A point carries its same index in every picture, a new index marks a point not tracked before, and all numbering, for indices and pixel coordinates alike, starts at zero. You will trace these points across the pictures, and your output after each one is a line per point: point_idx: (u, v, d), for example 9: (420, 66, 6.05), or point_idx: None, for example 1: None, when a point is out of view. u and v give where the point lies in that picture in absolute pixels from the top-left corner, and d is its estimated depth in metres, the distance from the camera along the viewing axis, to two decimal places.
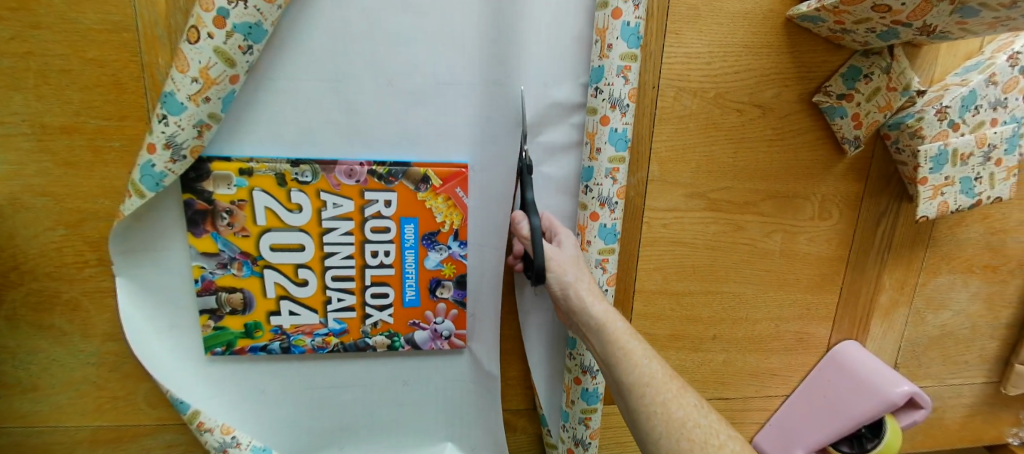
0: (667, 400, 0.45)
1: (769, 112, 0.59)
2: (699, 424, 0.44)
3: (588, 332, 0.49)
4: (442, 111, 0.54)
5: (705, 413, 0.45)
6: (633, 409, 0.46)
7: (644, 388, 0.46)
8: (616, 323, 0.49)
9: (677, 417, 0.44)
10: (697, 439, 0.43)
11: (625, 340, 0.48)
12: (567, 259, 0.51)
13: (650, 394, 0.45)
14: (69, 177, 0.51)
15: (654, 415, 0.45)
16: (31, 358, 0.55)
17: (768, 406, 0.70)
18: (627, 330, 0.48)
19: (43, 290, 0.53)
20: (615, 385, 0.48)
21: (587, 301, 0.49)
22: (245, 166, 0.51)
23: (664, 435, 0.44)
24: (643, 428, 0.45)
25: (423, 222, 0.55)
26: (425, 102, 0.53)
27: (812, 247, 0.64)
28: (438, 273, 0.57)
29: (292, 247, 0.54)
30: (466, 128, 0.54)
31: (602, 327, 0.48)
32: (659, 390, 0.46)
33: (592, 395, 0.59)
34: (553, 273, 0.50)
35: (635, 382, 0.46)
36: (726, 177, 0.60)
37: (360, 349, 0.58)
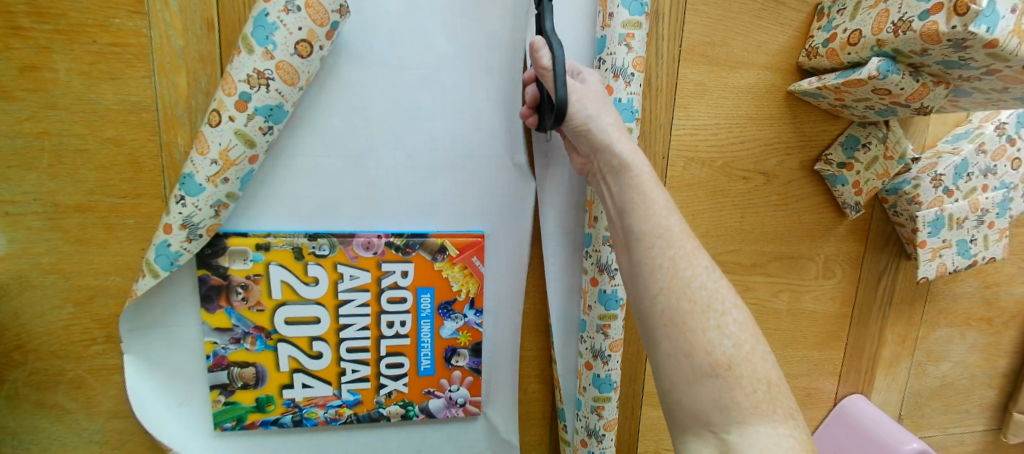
0: (677, 257, 0.40)
1: (774, 179, 0.61)
2: (706, 282, 0.39)
3: (608, 175, 0.45)
4: (456, 184, 0.55)
5: (714, 277, 0.40)
6: (637, 262, 0.41)
7: (656, 240, 0.41)
8: (640, 168, 0.44)
9: (684, 276, 0.39)
10: (700, 302, 0.39)
11: (647, 187, 0.43)
12: (591, 97, 0.47)
13: (661, 248, 0.40)
14: (80, 254, 0.50)
15: (658, 268, 0.40)
16: (31, 438, 0.53)
17: None
18: (652, 177, 0.43)
19: (47, 369, 0.52)
20: (623, 236, 0.42)
21: (613, 139, 0.45)
22: (263, 241, 0.51)
23: (664, 292, 0.39)
24: (642, 281, 0.40)
25: (440, 291, 0.56)
26: (443, 176, 0.54)
27: (817, 305, 0.66)
28: (453, 342, 0.57)
29: (307, 319, 0.54)
30: (481, 200, 0.55)
31: (626, 168, 0.44)
32: (670, 243, 0.40)
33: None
34: (574, 107, 0.45)
35: (647, 232, 0.41)
36: (733, 240, 0.62)
37: (373, 419, 0.58)
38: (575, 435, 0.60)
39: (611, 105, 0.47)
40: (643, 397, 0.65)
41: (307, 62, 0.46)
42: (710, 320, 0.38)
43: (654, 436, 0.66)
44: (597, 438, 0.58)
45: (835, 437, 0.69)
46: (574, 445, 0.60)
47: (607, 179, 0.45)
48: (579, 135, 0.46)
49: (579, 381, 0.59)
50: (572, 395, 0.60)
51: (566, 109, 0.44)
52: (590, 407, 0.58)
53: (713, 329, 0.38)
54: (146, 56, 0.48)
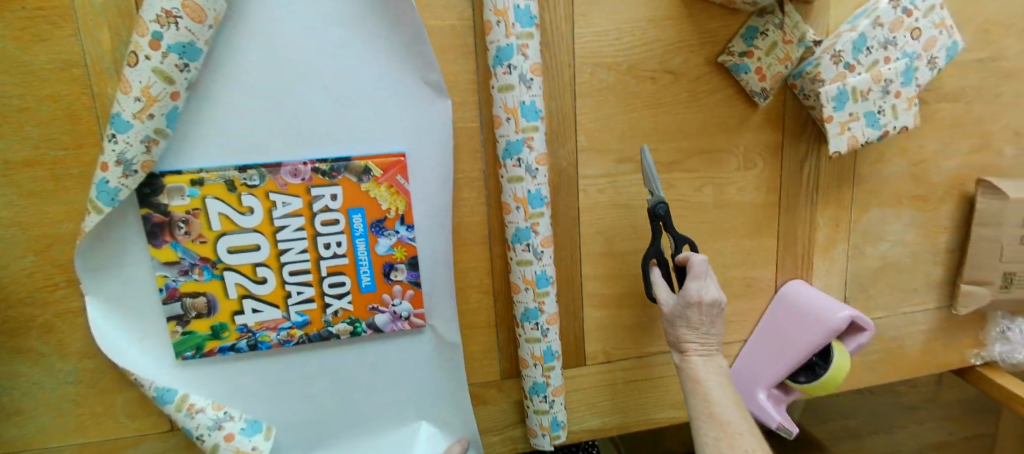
0: (717, 415, 0.60)
1: (681, 78, 0.63)
2: (732, 412, 0.60)
3: (684, 368, 0.64)
4: (370, 109, 0.58)
5: (737, 413, 0.60)
6: (689, 388, 0.63)
7: (705, 401, 0.61)
8: (710, 374, 0.63)
9: (719, 417, 0.60)
10: (722, 422, 0.60)
11: (706, 376, 0.63)
12: (701, 310, 0.61)
13: (705, 405, 0.61)
14: (34, 205, 0.55)
15: (705, 407, 0.61)
16: (12, 383, 0.58)
17: (729, 352, 0.75)
18: (708, 366, 0.63)
19: (18, 316, 0.57)
20: (687, 389, 0.63)
21: (694, 353, 0.63)
22: (196, 177, 0.55)
23: (705, 415, 0.61)
24: (697, 422, 0.61)
25: (369, 210, 0.59)
26: (358, 102, 0.58)
27: (742, 196, 0.69)
28: (390, 257, 0.61)
29: (248, 247, 0.58)
30: (396, 122, 0.59)
31: (689, 364, 0.63)
32: (715, 413, 0.60)
33: (552, 355, 0.64)
34: (669, 318, 0.63)
35: (699, 410, 0.62)
36: (650, 139, 0.65)
37: (324, 338, 0.62)
38: (526, 338, 0.63)
39: (719, 321, 0.63)
40: (582, 300, 0.69)
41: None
42: (727, 423, 0.60)
43: (600, 336, 0.70)
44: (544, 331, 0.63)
45: (778, 317, 0.72)
46: (527, 347, 0.64)
47: (690, 364, 0.63)
48: (676, 329, 0.64)
49: (522, 284, 0.62)
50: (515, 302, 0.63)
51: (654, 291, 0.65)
52: (532, 307, 0.62)
53: (738, 434, 0.59)
54: (70, 17, 0.53)
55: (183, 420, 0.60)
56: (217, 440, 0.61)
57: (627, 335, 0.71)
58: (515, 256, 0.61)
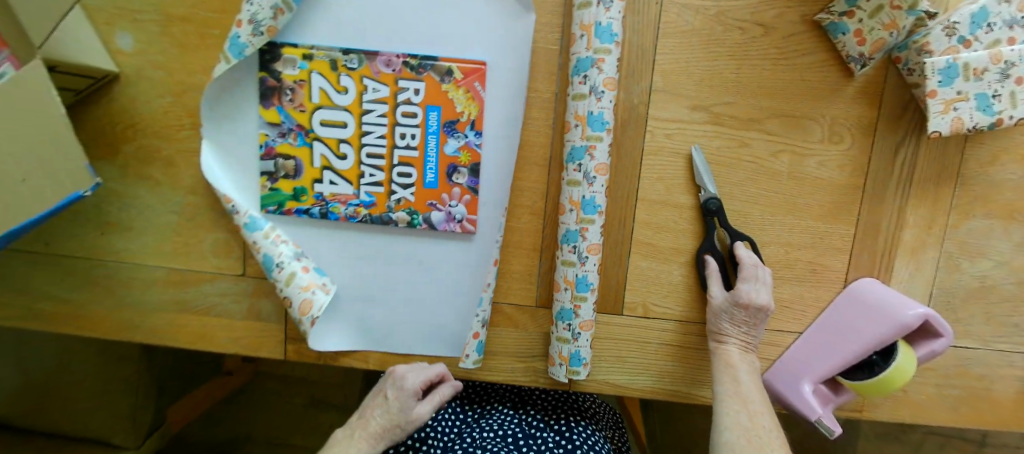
0: (741, 394, 0.61)
1: (772, 32, 0.62)
2: (757, 396, 0.61)
3: (716, 349, 0.65)
4: (462, 15, 0.63)
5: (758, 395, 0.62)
6: (717, 367, 0.64)
7: (731, 380, 0.62)
8: (741, 359, 0.64)
9: (741, 395, 0.61)
10: (743, 400, 0.61)
11: (737, 358, 0.64)
12: (751, 311, 0.63)
13: (730, 383, 0.62)
14: (180, 56, 0.66)
15: (730, 384, 0.62)
16: (133, 202, 0.70)
17: (778, 342, 0.69)
18: (740, 352, 0.64)
19: (150, 146, 0.69)
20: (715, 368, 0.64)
21: (733, 337, 0.64)
22: (308, 52, 0.64)
23: (729, 392, 0.61)
24: (720, 398, 0.62)
25: (445, 111, 0.64)
26: (453, 7, 0.63)
27: (822, 172, 0.65)
28: (455, 160, 0.66)
29: (337, 123, 0.66)
30: (483, 32, 0.63)
31: (723, 346, 0.64)
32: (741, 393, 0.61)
33: (585, 284, 0.64)
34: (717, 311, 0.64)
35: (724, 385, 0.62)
36: (728, 91, 0.64)
37: (384, 222, 0.68)
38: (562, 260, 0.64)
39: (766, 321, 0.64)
40: (629, 244, 0.68)
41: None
42: (748, 401, 0.60)
43: (641, 287, 0.69)
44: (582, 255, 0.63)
45: (846, 309, 0.66)
46: (562, 270, 0.64)
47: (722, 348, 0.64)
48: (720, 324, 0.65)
49: (568, 204, 0.63)
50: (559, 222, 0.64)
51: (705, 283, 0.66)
52: (574, 232, 0.63)
53: (755, 414, 0.59)
54: None
55: (267, 246, 0.68)
56: (295, 269, 0.68)
57: (670, 293, 0.69)
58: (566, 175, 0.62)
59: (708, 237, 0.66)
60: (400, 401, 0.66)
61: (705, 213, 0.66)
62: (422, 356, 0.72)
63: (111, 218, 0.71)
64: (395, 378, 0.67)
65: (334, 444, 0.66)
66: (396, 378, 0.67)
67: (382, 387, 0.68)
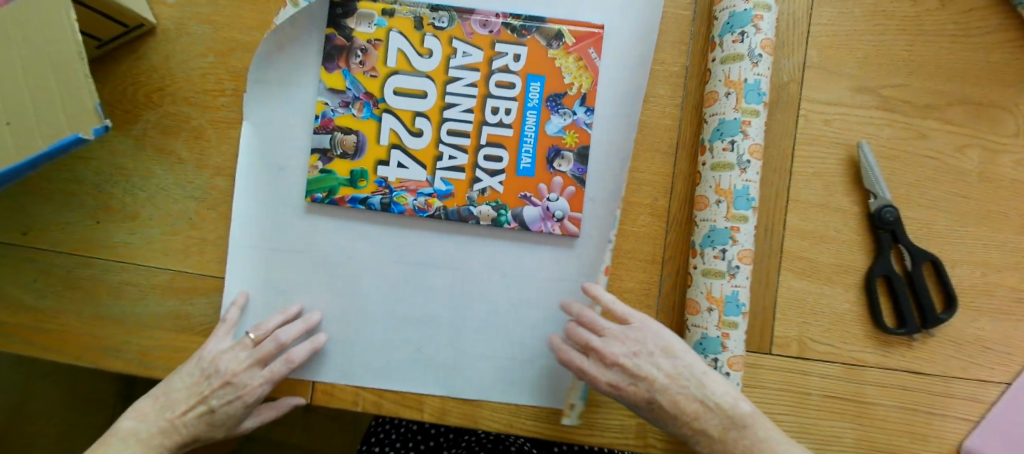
0: None
1: (951, 5, 0.52)
2: None
3: None
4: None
5: None
6: None
7: None
8: None
9: None
10: None
11: None
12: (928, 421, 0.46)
13: None
14: (233, 9, 0.55)
15: None
16: (143, 183, 0.56)
17: (980, 396, 0.52)
18: None
19: (177, 114, 0.55)
20: None
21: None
22: (389, 7, 0.53)
23: None
24: None
25: (550, 81, 0.53)
26: None
27: (1021, 173, 0.52)
28: (558, 141, 0.53)
29: (415, 93, 0.53)
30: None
31: None
32: None
33: (736, 305, 0.48)
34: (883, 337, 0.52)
35: None
36: (900, 73, 0.52)
37: (462, 219, 0.53)
38: (703, 271, 0.49)
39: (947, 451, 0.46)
40: (778, 257, 0.53)
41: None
42: None
43: (793, 315, 0.53)
44: (732, 264, 0.48)
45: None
46: (703, 283, 0.49)
47: None
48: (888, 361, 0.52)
49: (713, 195, 0.49)
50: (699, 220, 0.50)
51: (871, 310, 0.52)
52: (722, 233, 0.48)
53: None
54: None
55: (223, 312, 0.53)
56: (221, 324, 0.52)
57: (834, 325, 0.52)
58: (710, 158, 0.49)
59: (883, 257, 0.51)
60: (228, 415, 0.48)
61: (875, 225, 0.51)
62: (496, 405, 0.53)
63: (110, 204, 0.56)
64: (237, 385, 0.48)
65: (106, 445, 0.46)
66: (235, 387, 0.48)
67: (209, 387, 0.48)
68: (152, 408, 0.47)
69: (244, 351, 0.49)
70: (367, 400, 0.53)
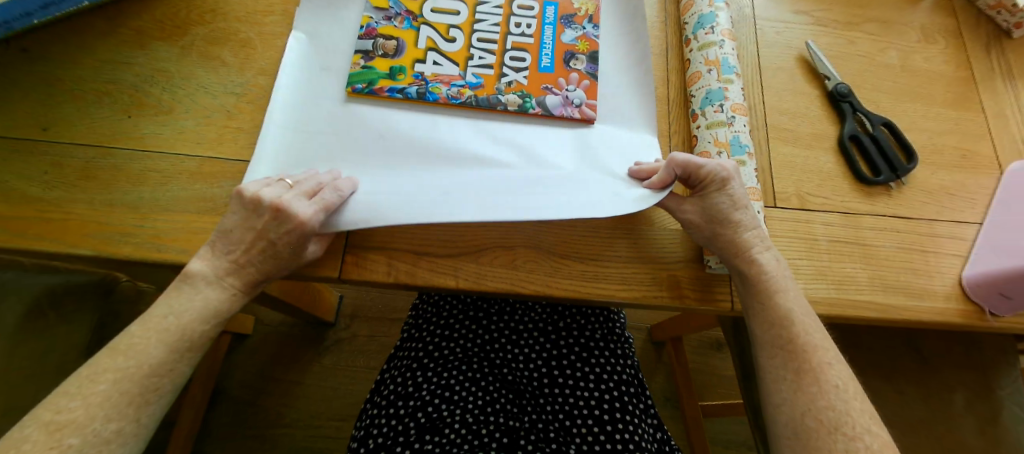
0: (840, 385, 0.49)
1: None
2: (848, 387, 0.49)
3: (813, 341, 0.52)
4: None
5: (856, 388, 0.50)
6: None
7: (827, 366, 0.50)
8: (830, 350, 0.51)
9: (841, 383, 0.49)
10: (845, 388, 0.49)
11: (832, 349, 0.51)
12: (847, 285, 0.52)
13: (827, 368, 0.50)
14: None
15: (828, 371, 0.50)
16: (183, 83, 0.58)
17: (962, 235, 0.58)
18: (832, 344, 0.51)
19: (227, 29, 0.61)
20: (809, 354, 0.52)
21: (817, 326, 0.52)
22: None
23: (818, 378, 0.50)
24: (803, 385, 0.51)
25: (562, 7, 0.64)
26: None
27: (931, 66, 0.66)
28: (573, 47, 0.62)
29: (449, 11, 0.63)
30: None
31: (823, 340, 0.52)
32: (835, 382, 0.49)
33: (740, 146, 0.57)
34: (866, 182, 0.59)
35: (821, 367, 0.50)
36: (822, 2, 0.68)
37: (491, 106, 0.59)
38: (708, 125, 0.58)
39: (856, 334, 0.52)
40: (765, 129, 0.61)
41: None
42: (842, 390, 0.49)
43: (788, 174, 0.59)
44: (729, 115, 0.58)
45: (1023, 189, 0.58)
46: (709, 134, 0.58)
47: None
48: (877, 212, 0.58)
49: (705, 67, 0.60)
50: (696, 90, 0.60)
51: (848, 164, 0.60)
52: (719, 93, 0.59)
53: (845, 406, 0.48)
54: None
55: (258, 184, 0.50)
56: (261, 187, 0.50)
57: (824, 181, 0.59)
58: (697, 42, 0.62)
59: (848, 120, 0.61)
60: (287, 245, 0.49)
61: (835, 98, 0.62)
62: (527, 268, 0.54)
63: (146, 101, 0.58)
64: (287, 215, 0.48)
65: (182, 292, 0.48)
66: (285, 216, 0.48)
67: (262, 221, 0.49)
68: (214, 249, 0.49)
69: (283, 188, 0.50)
70: (401, 269, 0.53)
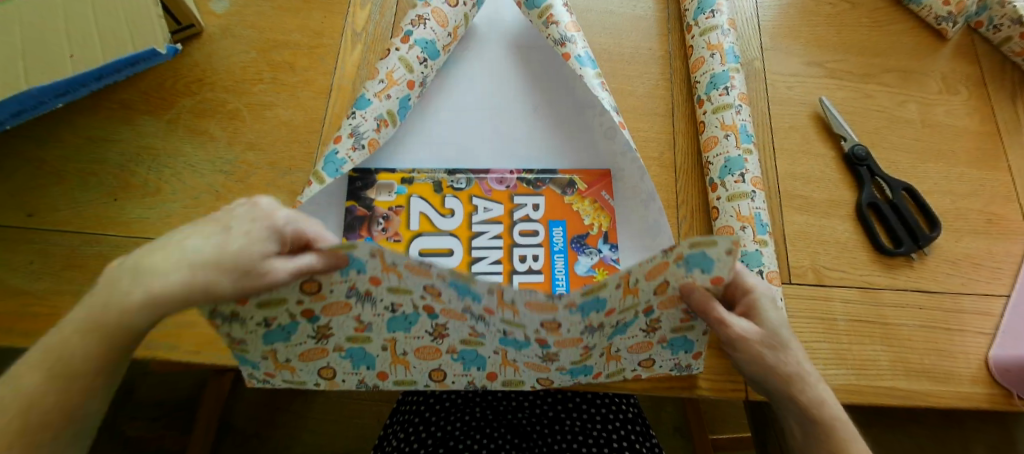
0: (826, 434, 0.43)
1: (859, 7, 0.67)
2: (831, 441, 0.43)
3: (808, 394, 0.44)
4: (560, 114, 0.61)
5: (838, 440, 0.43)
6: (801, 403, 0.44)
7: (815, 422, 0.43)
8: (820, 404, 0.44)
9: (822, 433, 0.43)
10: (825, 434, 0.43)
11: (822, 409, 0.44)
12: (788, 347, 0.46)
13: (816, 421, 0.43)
14: (277, 18, 0.62)
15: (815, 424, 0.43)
16: (170, 161, 0.56)
17: (987, 310, 0.55)
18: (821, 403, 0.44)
19: (214, 100, 0.59)
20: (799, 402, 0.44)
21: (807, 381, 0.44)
22: (407, 175, 0.57)
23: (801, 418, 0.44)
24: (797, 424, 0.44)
25: (571, 225, 0.56)
26: (563, 130, 0.60)
27: (953, 119, 0.62)
28: (590, 279, 0.54)
29: (441, 251, 0.54)
30: (596, 131, 0.60)
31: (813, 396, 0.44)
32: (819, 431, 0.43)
33: (762, 224, 0.53)
34: (889, 254, 0.56)
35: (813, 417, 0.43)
36: (837, 51, 0.65)
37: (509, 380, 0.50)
38: (728, 197, 0.54)
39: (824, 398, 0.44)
40: (778, 196, 0.58)
41: (454, 11, 0.60)
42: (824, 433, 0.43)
43: (804, 246, 0.56)
44: (751, 186, 0.54)
45: None
46: (731, 207, 0.54)
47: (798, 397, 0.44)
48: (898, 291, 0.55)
49: (721, 132, 0.56)
50: (713, 157, 0.56)
51: (870, 235, 0.56)
52: (738, 164, 0.55)
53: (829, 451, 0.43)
54: None
55: None
56: None
57: (842, 252, 0.56)
58: (710, 104, 0.58)
59: (865, 186, 0.58)
60: None
61: (851, 161, 0.59)
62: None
63: (133, 181, 0.56)
64: None
65: None
66: None
67: None
68: None
69: None
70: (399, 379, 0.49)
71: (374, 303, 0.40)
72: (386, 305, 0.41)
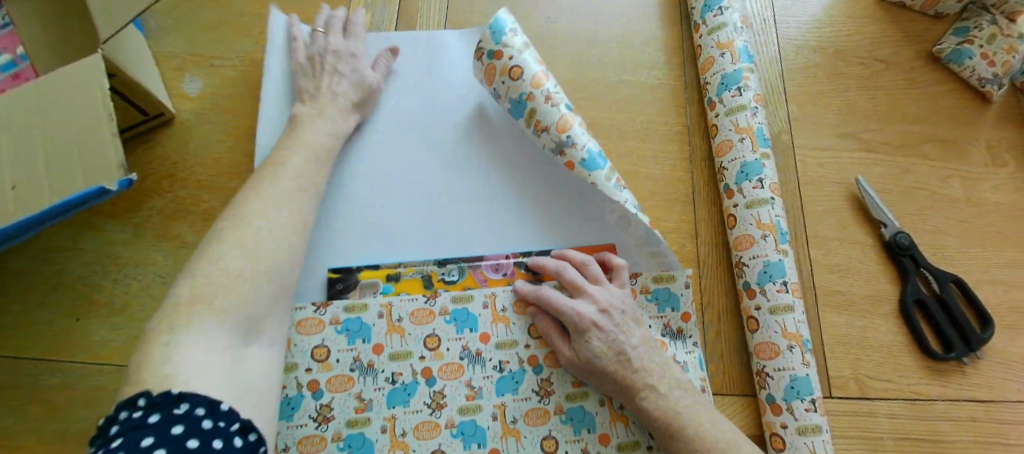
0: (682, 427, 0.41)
1: (893, 66, 0.61)
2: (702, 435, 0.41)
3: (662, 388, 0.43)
4: (549, 181, 0.55)
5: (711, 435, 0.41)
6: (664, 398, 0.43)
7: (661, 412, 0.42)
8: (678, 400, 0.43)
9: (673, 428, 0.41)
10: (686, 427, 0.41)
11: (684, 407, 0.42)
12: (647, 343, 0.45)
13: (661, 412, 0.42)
14: (254, 100, 0.57)
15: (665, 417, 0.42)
16: (138, 272, 0.51)
17: None
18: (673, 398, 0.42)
19: (186, 199, 0.53)
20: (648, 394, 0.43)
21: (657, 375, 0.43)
22: (393, 271, 0.50)
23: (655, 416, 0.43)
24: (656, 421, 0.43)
25: None
26: (551, 207, 0.54)
27: (1001, 197, 0.57)
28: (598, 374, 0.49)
29: None
30: (588, 205, 0.54)
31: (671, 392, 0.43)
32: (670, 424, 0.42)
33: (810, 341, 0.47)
34: (937, 361, 0.51)
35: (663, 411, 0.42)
36: (872, 120, 0.59)
37: None
38: (771, 309, 0.48)
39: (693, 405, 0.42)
40: (813, 294, 0.52)
41: None
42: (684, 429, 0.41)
43: (843, 352, 0.51)
44: (794, 296, 0.48)
45: None
46: (775, 322, 0.47)
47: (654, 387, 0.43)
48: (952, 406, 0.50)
49: (758, 231, 0.50)
50: (749, 259, 0.50)
51: (920, 340, 0.51)
52: (780, 274, 0.48)
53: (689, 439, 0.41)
54: None
55: None
56: None
57: (888, 358, 0.51)
58: (743, 198, 0.51)
59: (909, 282, 0.52)
60: None
61: (893, 252, 0.53)
62: None
63: (96, 297, 0.50)
64: None
65: None
66: None
67: None
68: None
69: None
70: None
71: (377, 375, 0.46)
72: (388, 376, 0.46)
